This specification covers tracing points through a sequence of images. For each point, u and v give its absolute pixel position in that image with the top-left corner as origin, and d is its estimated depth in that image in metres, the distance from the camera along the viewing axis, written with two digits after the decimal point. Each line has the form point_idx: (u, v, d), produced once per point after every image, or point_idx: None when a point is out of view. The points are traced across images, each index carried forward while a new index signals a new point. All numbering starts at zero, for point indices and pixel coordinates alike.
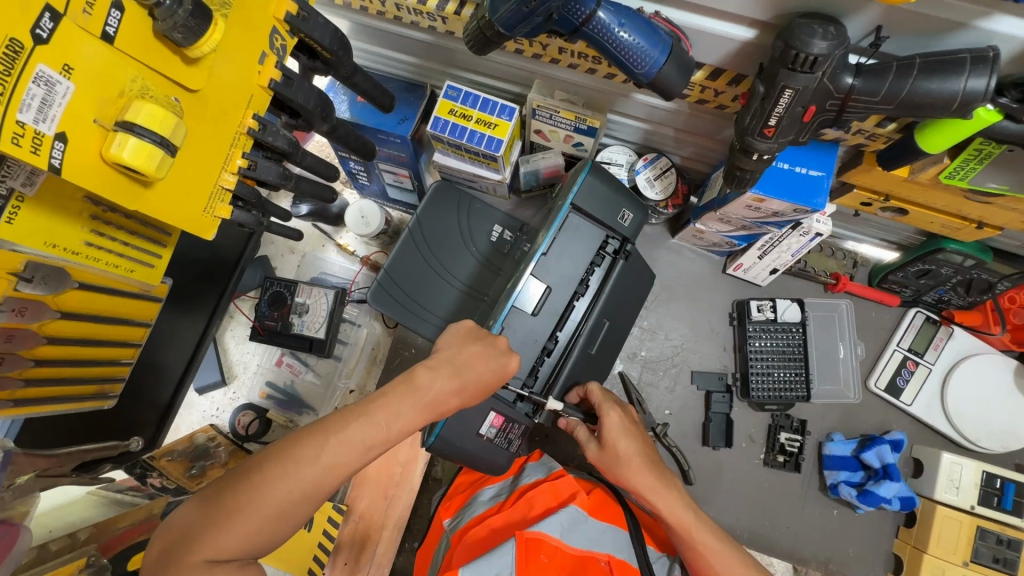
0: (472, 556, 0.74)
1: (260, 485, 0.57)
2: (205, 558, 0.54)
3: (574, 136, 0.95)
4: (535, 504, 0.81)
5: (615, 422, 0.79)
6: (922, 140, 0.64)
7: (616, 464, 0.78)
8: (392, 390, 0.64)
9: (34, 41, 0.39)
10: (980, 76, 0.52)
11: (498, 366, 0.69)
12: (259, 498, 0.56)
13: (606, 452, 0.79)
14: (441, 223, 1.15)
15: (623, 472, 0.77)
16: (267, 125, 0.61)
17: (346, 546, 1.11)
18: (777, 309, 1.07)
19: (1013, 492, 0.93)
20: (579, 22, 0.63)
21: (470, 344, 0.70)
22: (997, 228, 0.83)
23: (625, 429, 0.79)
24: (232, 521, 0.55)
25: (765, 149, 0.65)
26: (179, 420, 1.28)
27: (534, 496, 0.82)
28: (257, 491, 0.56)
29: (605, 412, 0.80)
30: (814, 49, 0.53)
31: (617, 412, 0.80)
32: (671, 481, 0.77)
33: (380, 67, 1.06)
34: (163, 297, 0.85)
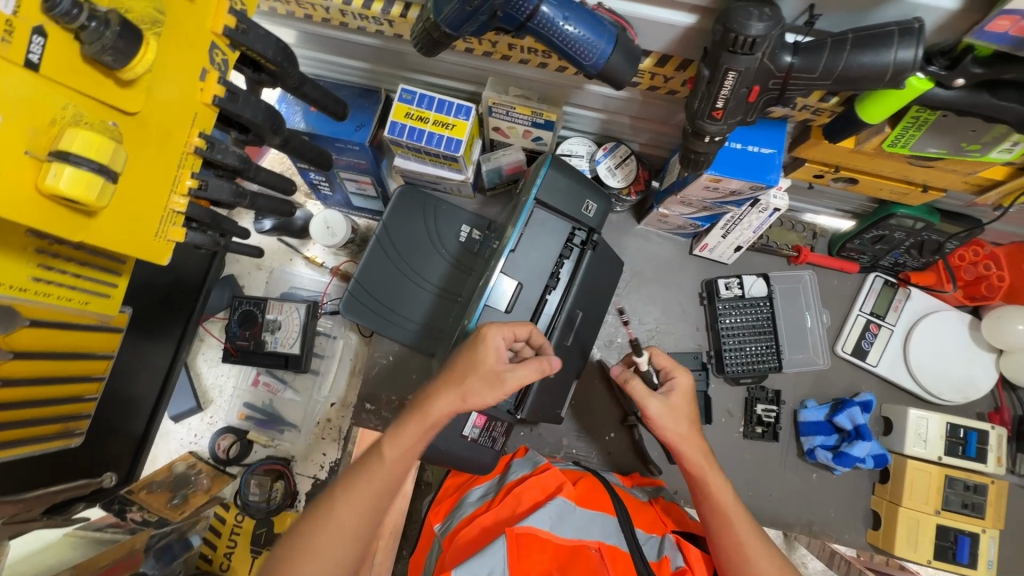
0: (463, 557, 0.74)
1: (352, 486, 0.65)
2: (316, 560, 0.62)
3: (532, 131, 0.95)
4: (523, 499, 0.82)
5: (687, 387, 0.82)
6: (862, 112, 0.66)
7: (672, 422, 0.79)
8: None
9: None
10: (909, 47, 0.54)
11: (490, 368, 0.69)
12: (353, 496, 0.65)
13: (668, 408, 0.79)
14: (408, 229, 1.14)
15: (678, 433, 0.79)
16: (216, 143, 0.59)
17: None
18: (744, 285, 1.09)
19: (976, 439, 0.98)
20: (523, 18, 0.63)
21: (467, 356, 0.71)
22: (941, 189, 0.87)
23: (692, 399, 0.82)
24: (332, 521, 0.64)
25: (715, 131, 0.68)
26: (155, 451, 1.24)
27: (521, 491, 0.82)
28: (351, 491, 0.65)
29: (679, 374, 0.82)
30: (751, 31, 0.55)
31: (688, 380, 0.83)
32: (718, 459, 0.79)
33: (331, 74, 1.05)
34: (123, 327, 0.83)
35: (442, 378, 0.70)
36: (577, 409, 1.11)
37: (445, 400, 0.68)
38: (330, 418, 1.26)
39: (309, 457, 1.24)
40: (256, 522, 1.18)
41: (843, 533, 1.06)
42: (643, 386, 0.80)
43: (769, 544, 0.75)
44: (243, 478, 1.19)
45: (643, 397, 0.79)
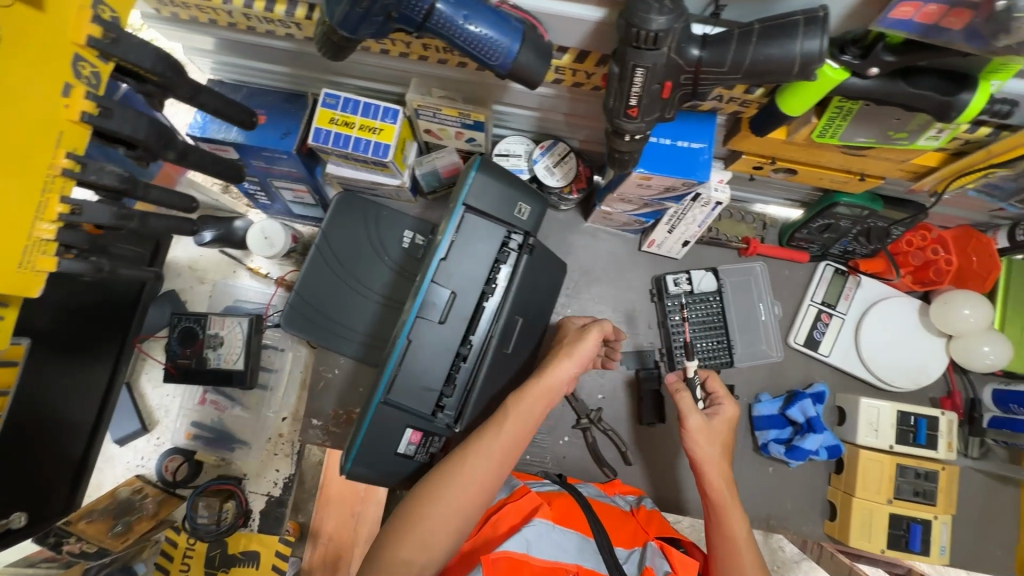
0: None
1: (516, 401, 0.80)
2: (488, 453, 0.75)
3: (464, 132, 0.92)
4: (501, 524, 0.80)
5: (730, 412, 0.90)
6: (783, 103, 0.64)
7: (706, 445, 0.86)
8: None
9: None
10: (814, 37, 0.51)
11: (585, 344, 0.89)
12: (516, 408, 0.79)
13: (706, 428, 0.87)
14: (349, 237, 1.10)
15: (709, 454, 0.86)
16: (90, 163, 0.55)
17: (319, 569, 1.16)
18: (693, 280, 1.07)
19: (926, 426, 0.97)
20: (421, 18, 0.59)
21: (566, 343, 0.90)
22: (879, 177, 0.85)
23: (731, 430, 0.90)
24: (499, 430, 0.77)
25: (634, 129, 0.65)
26: (101, 476, 1.20)
27: (498, 518, 0.81)
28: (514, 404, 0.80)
29: (726, 400, 0.91)
30: (652, 26, 0.52)
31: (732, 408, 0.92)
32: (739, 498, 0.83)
33: (256, 80, 1.01)
34: (21, 359, 0.79)
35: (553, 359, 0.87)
36: None
37: (560, 366, 0.85)
38: (283, 433, 1.23)
39: (261, 474, 1.22)
40: (208, 544, 1.11)
41: (801, 525, 1.05)
42: (689, 403, 0.89)
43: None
44: (190, 500, 1.13)
45: (686, 411, 0.88)
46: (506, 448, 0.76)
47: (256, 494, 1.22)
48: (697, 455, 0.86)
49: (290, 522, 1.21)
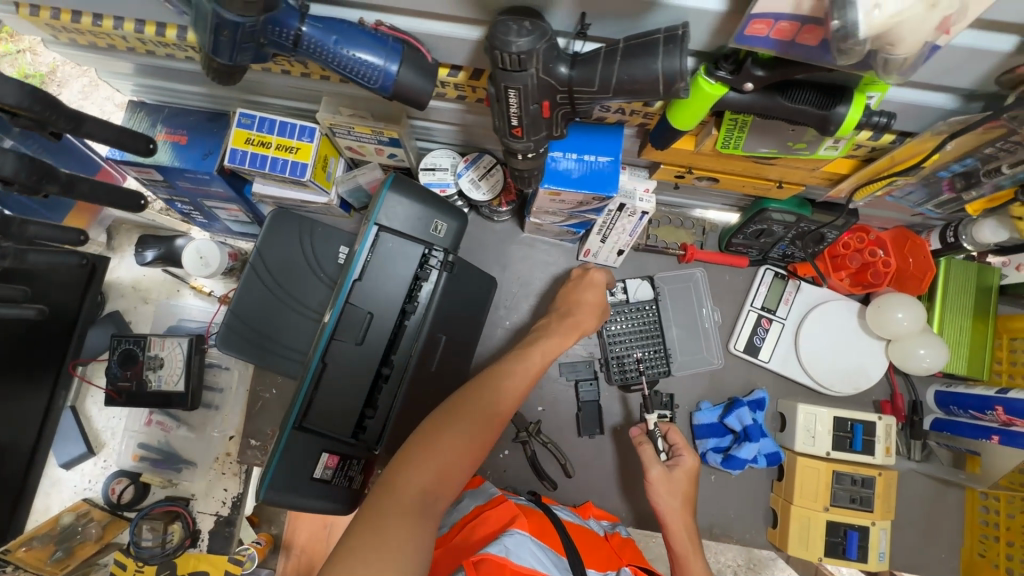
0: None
1: (526, 353, 0.85)
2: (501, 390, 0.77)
3: (384, 148, 0.91)
4: (478, 530, 0.81)
5: (690, 464, 0.91)
6: (673, 119, 0.62)
7: (665, 497, 0.89)
8: None
9: None
10: (674, 56, 0.50)
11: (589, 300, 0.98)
12: (524, 359, 0.84)
13: (665, 480, 0.90)
14: (284, 254, 1.09)
15: (670, 507, 0.88)
16: None
17: None
18: (629, 289, 1.06)
19: (862, 432, 0.96)
20: (292, 44, 0.58)
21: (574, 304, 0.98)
22: (798, 185, 0.84)
23: (692, 482, 0.91)
24: (508, 373, 0.81)
25: (523, 148, 0.64)
26: (48, 501, 1.20)
27: (478, 523, 0.83)
28: (523, 355, 0.85)
29: (687, 452, 0.92)
30: (513, 48, 0.51)
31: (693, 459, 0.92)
32: (703, 554, 0.85)
33: (179, 101, 1.00)
34: None
35: (565, 321, 0.95)
36: None
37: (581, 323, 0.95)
38: (230, 452, 1.22)
39: (209, 494, 1.21)
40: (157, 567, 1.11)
41: (744, 533, 1.04)
42: (650, 452, 0.93)
43: None
44: (133, 524, 1.12)
45: (647, 463, 0.92)
46: (515, 391, 0.79)
47: (204, 514, 1.21)
48: (662, 510, 0.89)
49: (262, 535, 1.18)
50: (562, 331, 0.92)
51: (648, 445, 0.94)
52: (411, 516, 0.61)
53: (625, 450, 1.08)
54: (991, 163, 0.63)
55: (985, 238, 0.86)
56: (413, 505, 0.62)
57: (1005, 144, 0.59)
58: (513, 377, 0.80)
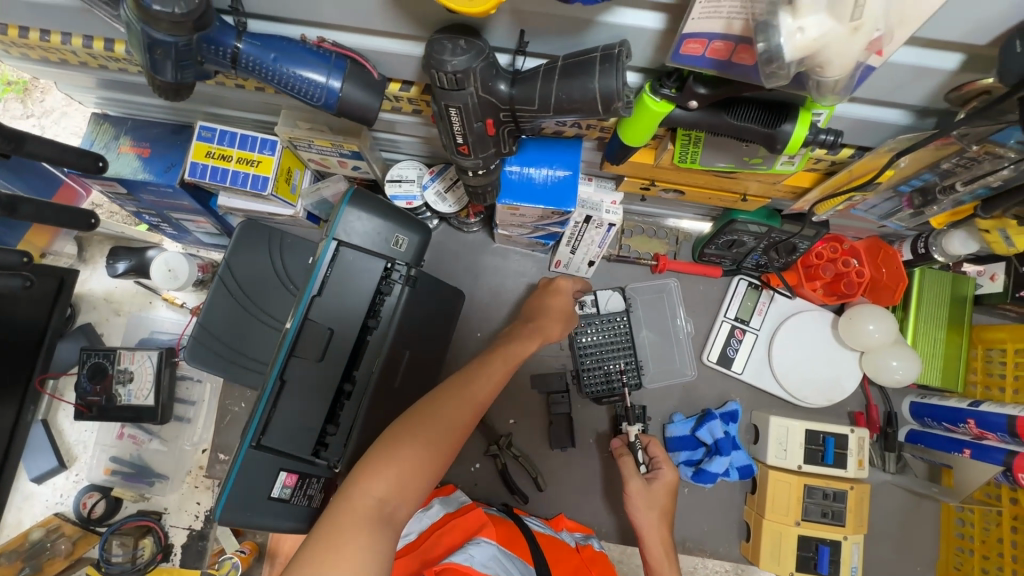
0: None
1: (497, 352, 0.81)
2: (468, 389, 0.73)
3: (347, 161, 0.90)
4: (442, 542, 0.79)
5: (670, 476, 0.90)
6: (624, 135, 0.61)
7: (642, 513, 0.87)
8: None
9: None
10: (611, 74, 0.49)
11: (559, 305, 0.94)
12: (495, 357, 0.80)
13: (642, 494, 0.88)
14: (253, 266, 1.08)
15: (648, 522, 0.87)
16: None
17: None
18: (599, 301, 1.05)
19: (833, 445, 0.95)
20: (231, 62, 0.57)
21: (545, 307, 0.94)
22: (764, 197, 0.83)
23: (672, 496, 0.89)
24: (478, 371, 0.76)
25: (472, 165, 0.62)
26: (20, 515, 1.19)
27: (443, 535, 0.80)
28: (494, 354, 0.81)
29: (666, 465, 0.90)
30: (449, 67, 0.50)
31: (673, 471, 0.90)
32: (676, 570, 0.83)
33: (142, 113, 0.99)
34: None
35: (539, 321, 0.90)
36: None
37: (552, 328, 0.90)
38: (203, 465, 1.21)
39: (181, 508, 1.20)
40: None
41: (717, 546, 1.03)
42: (627, 466, 0.90)
43: None
44: (102, 539, 1.11)
45: (626, 474, 0.90)
46: (483, 392, 0.74)
47: (177, 528, 1.20)
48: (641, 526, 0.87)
49: (246, 543, 1.18)
50: (529, 335, 0.87)
51: (628, 456, 0.92)
52: (367, 529, 0.57)
53: (598, 462, 1.07)
54: (948, 178, 0.62)
55: (955, 250, 0.85)
56: (368, 516, 0.58)
57: (960, 160, 0.58)
58: (482, 378, 0.74)
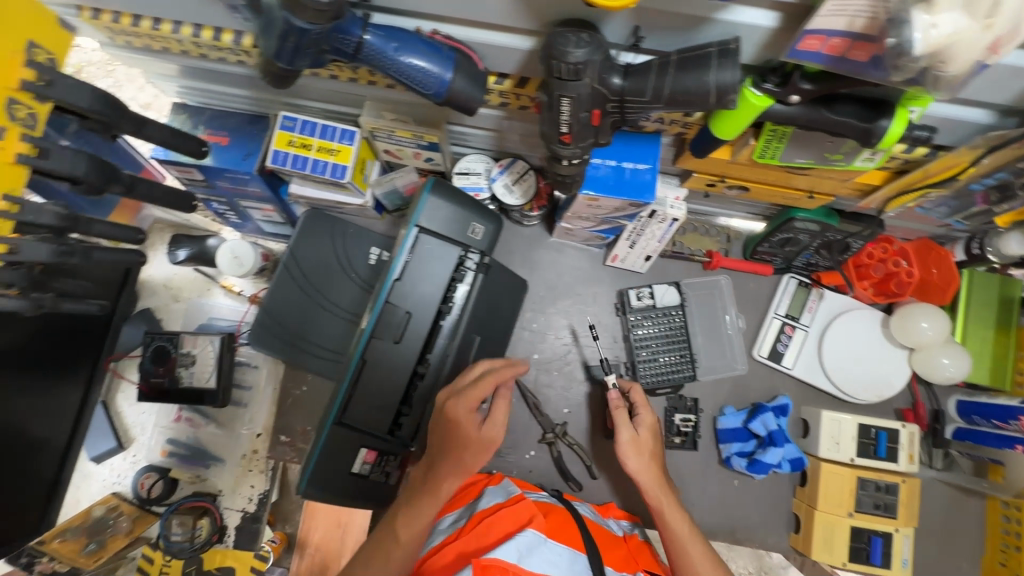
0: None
1: (417, 505, 0.82)
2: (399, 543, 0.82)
3: (422, 153, 0.94)
4: (493, 530, 0.81)
5: (648, 418, 0.92)
6: (715, 128, 0.65)
7: (634, 457, 0.89)
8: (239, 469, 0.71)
9: None
10: (728, 68, 0.52)
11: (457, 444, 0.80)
12: (415, 514, 0.82)
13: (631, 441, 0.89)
14: (316, 255, 1.12)
15: (638, 465, 0.88)
16: (27, 204, 0.56)
17: None
18: (655, 295, 1.07)
19: (886, 439, 0.97)
20: (352, 51, 0.61)
21: (447, 441, 0.81)
22: (829, 195, 0.86)
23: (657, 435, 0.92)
24: (404, 523, 0.82)
25: (569, 155, 0.66)
26: (78, 494, 1.22)
27: (492, 522, 0.82)
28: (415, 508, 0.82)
29: (644, 409, 0.93)
30: (571, 58, 0.54)
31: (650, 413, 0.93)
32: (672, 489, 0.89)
33: (220, 103, 1.02)
34: None
35: (442, 453, 0.81)
36: None
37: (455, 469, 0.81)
38: (257, 449, 1.24)
39: (236, 491, 1.23)
40: (184, 561, 1.16)
41: (765, 538, 1.05)
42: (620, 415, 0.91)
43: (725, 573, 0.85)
44: (163, 519, 1.15)
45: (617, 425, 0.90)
46: (403, 554, 0.82)
47: (231, 510, 1.23)
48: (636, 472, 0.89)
49: (277, 533, 1.24)
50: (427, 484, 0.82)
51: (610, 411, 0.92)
52: None
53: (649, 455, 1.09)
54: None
55: (1011, 250, 0.88)
56: None
57: None
58: (398, 539, 0.82)
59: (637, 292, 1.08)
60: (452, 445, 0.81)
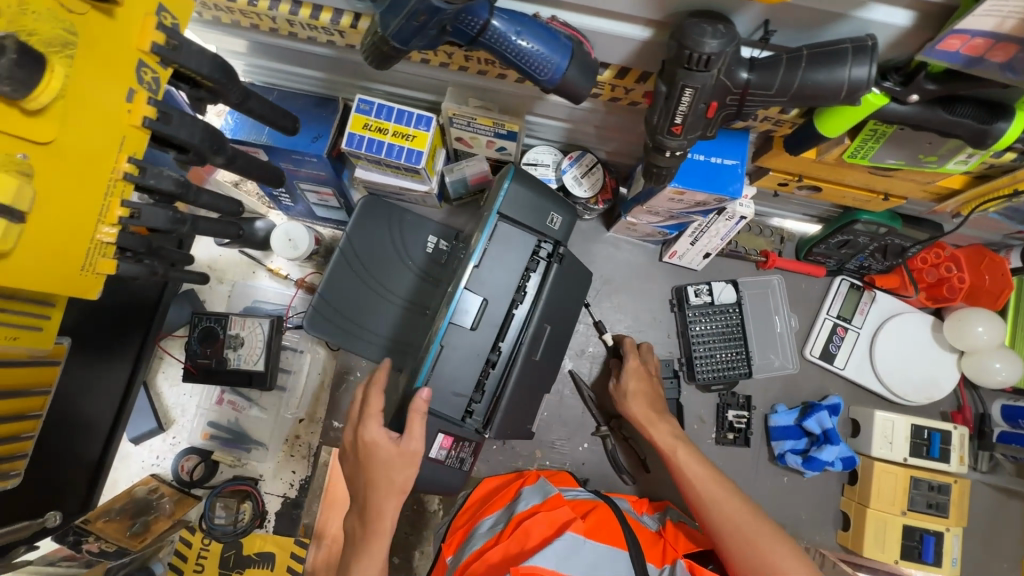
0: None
1: (367, 538, 0.81)
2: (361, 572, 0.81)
3: (496, 142, 0.93)
4: (532, 535, 0.76)
5: (634, 365, 1.02)
6: (821, 123, 0.65)
7: (630, 400, 0.98)
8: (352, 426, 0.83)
9: None
10: (862, 64, 0.53)
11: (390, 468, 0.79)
12: (366, 546, 0.81)
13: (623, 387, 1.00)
14: (374, 241, 1.11)
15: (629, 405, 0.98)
16: (148, 167, 0.55)
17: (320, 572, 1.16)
18: (713, 292, 1.09)
19: (939, 440, 1.00)
20: (474, 33, 0.60)
21: (378, 469, 0.79)
22: (902, 198, 0.87)
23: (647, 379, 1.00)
24: (359, 554, 0.82)
25: (676, 146, 0.66)
26: (115, 475, 1.20)
27: (530, 526, 0.77)
28: (364, 541, 0.82)
29: (632, 355, 1.03)
30: (705, 48, 0.54)
31: (636, 359, 1.02)
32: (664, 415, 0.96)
33: (287, 84, 1.01)
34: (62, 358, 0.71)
35: (378, 488, 0.80)
36: (547, 418, 1.10)
37: (392, 493, 0.80)
38: (299, 434, 1.23)
39: (276, 476, 1.22)
40: (225, 545, 1.15)
41: (813, 535, 1.07)
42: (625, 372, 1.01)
43: (745, 497, 0.82)
44: (207, 501, 1.15)
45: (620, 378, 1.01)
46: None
47: (271, 495, 1.21)
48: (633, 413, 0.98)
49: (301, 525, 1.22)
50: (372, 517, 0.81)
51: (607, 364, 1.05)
52: None
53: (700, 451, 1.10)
54: None
55: None
56: None
57: None
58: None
59: (695, 287, 1.10)
60: (384, 472, 0.79)
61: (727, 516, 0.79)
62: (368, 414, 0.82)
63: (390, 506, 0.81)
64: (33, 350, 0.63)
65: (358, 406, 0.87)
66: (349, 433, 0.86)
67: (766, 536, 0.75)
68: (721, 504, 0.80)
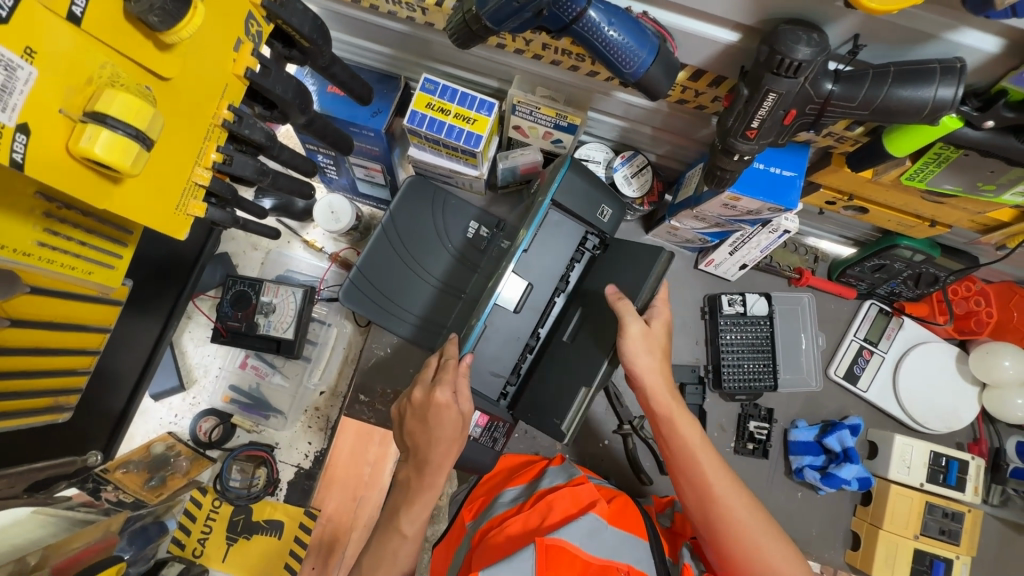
0: (490, 559, 0.69)
1: (414, 494, 0.79)
2: (403, 527, 0.79)
3: (553, 133, 0.95)
4: (554, 508, 0.75)
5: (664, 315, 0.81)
6: (890, 143, 0.67)
7: (645, 354, 0.77)
8: (423, 385, 0.79)
9: (70, 19, 0.40)
10: (949, 85, 0.56)
11: (455, 427, 0.77)
12: (409, 502, 0.79)
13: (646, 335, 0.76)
14: (415, 220, 1.10)
15: (646, 361, 0.78)
16: (244, 117, 0.57)
17: (315, 550, 1.13)
18: (746, 303, 1.12)
19: (956, 469, 1.01)
20: (569, 19, 0.61)
21: (436, 433, 0.78)
22: (948, 226, 0.89)
23: (668, 334, 0.81)
24: (405, 508, 0.80)
25: (747, 150, 0.67)
26: (133, 429, 1.20)
27: (553, 499, 0.76)
28: (409, 497, 0.80)
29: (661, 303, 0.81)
30: (798, 55, 0.55)
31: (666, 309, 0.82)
32: (688, 407, 0.81)
33: (357, 58, 1.01)
34: (124, 300, 0.81)
35: (437, 446, 0.78)
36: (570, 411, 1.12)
37: (447, 453, 0.78)
38: (319, 406, 1.24)
39: (292, 445, 1.22)
40: (232, 509, 1.14)
41: (822, 552, 1.08)
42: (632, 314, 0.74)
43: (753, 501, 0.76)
44: (225, 462, 1.15)
45: (624, 317, 0.75)
46: (404, 546, 0.79)
47: (286, 464, 1.21)
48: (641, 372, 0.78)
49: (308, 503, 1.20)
50: (427, 471, 0.79)
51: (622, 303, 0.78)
52: None
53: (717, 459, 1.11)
54: None
55: None
56: None
57: None
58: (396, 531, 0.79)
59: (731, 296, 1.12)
60: (440, 432, 0.77)
61: (743, 544, 0.71)
62: (443, 375, 0.77)
63: (446, 466, 0.79)
64: (100, 288, 0.64)
65: (431, 365, 0.81)
66: (415, 390, 0.80)
67: (783, 570, 0.70)
68: (742, 525, 0.72)
